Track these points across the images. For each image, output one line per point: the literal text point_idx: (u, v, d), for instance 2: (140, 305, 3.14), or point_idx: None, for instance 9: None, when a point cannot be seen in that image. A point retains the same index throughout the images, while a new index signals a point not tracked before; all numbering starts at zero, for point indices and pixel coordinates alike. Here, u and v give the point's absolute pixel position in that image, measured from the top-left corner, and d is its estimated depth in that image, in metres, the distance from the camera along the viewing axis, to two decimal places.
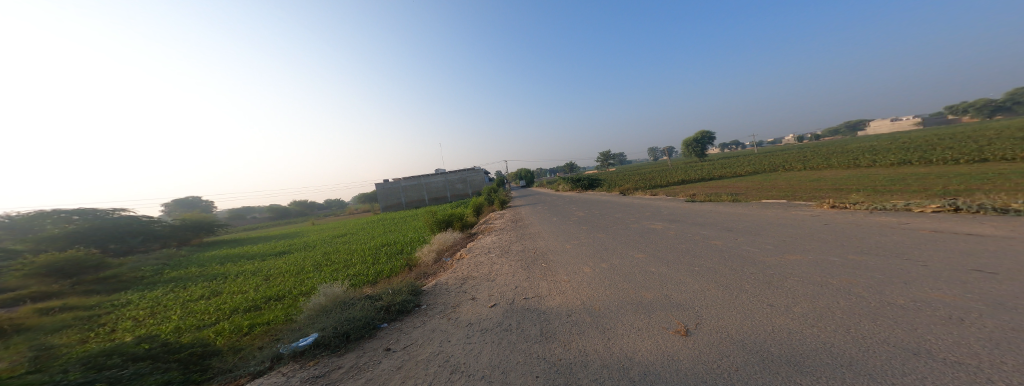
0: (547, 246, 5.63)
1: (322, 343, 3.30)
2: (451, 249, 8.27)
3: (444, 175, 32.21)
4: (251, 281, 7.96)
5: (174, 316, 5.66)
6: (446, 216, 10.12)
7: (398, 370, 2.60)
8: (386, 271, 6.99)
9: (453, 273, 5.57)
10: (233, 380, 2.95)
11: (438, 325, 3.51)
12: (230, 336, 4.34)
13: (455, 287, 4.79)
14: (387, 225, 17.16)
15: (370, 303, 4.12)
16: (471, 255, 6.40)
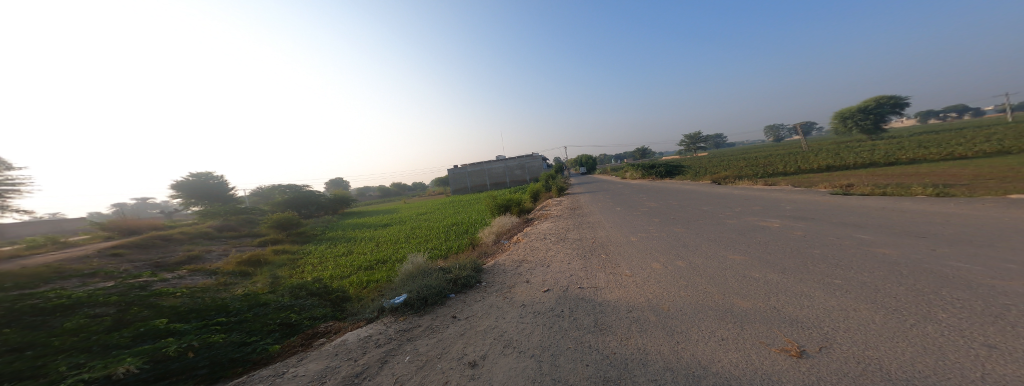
0: (608, 237, 5.41)
1: (410, 303, 3.76)
2: (509, 232, 8.49)
3: (505, 161, 33.19)
4: (368, 244, 9.82)
5: (330, 264, 7.60)
6: (506, 201, 10.48)
7: (460, 336, 2.85)
8: (455, 248, 7.62)
9: (509, 255, 5.77)
10: (353, 322, 3.65)
11: (495, 302, 3.67)
12: (356, 287, 5.39)
13: (511, 269, 4.93)
14: (452, 206, 18.51)
15: (442, 275, 4.52)
16: (527, 239, 6.52)
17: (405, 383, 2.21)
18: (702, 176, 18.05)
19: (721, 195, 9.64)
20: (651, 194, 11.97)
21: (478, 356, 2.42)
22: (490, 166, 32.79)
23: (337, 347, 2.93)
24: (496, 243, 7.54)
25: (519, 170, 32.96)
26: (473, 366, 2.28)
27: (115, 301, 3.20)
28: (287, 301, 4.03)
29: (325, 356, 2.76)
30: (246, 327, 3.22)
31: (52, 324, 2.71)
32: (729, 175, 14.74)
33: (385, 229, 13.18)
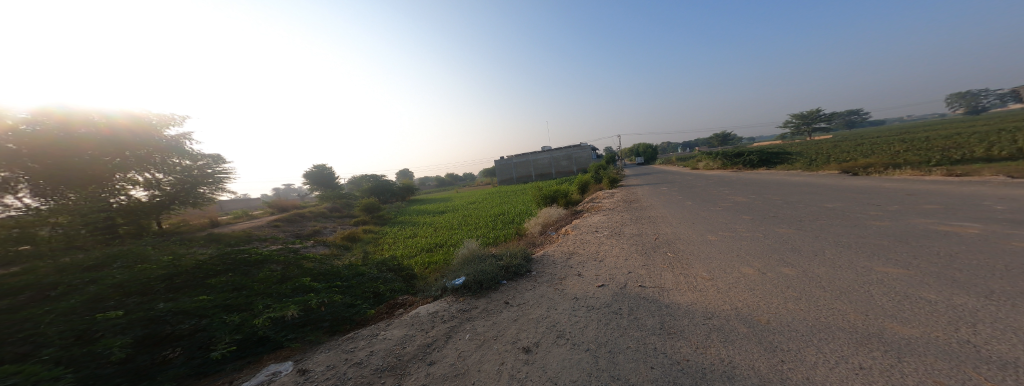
0: (675, 235, 4.95)
1: (468, 286, 4.06)
2: (557, 223, 8.38)
3: (550, 151, 32.78)
4: (425, 228, 10.76)
5: (395, 244, 8.60)
6: (553, 192, 10.34)
7: (515, 321, 2.95)
8: (503, 237, 7.86)
9: (558, 247, 5.71)
10: (422, 298, 4.15)
11: (550, 292, 3.63)
12: (419, 267, 5.98)
13: (561, 261, 4.88)
14: (500, 197, 18.89)
15: (495, 261, 4.72)
16: (576, 232, 6.36)
17: (467, 358, 2.40)
18: (808, 168, 14.91)
19: (847, 190, 7.82)
20: (726, 188, 10.61)
21: (531, 343, 2.47)
22: (537, 158, 32.65)
23: (412, 318, 3.38)
24: (544, 234, 7.54)
25: (565, 161, 32.30)
26: (529, 352, 2.33)
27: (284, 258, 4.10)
28: (373, 274, 4.71)
29: (403, 325, 3.21)
30: (352, 291, 4.00)
31: (253, 273, 3.54)
32: (865, 164, 11.57)
33: (440, 216, 14.10)
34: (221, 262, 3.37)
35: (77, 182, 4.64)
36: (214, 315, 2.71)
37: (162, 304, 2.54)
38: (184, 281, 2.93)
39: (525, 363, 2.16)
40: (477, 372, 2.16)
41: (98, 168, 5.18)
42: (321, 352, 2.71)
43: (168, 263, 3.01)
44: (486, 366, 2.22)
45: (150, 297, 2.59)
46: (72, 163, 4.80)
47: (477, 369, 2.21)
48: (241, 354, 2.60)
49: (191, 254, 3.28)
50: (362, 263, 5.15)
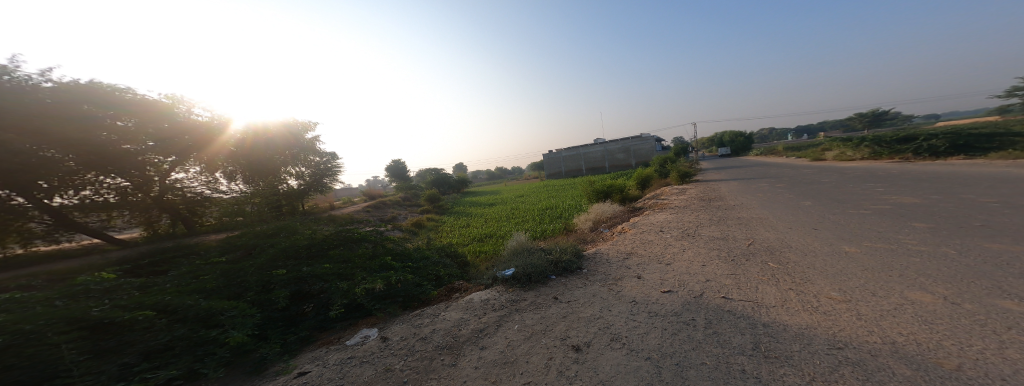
0: (776, 242, 4.11)
1: (516, 277, 4.18)
2: (611, 219, 7.96)
3: (605, 144, 31.33)
4: (478, 219, 11.23)
5: (452, 232, 9.22)
6: (607, 187, 9.85)
7: (564, 318, 2.98)
8: (550, 231, 7.79)
9: (614, 245, 5.38)
10: (474, 285, 4.42)
11: (605, 293, 3.46)
12: (472, 254, 6.30)
13: (616, 260, 4.60)
14: (552, 190, 18.56)
15: (544, 255, 4.69)
16: (636, 231, 5.92)
17: (515, 348, 2.53)
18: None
19: None
20: (875, 185, 8.09)
21: (582, 341, 2.43)
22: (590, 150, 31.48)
23: (466, 303, 3.67)
24: (596, 230, 7.23)
25: (622, 154, 30.53)
26: (580, 351, 2.29)
27: (372, 237, 4.79)
28: (434, 258, 4.99)
29: (458, 309, 3.50)
30: (419, 273, 4.43)
31: (355, 248, 4.48)
32: None
33: (491, 208, 14.45)
34: (336, 238, 4.41)
35: (259, 175, 7.12)
36: (332, 281, 3.69)
37: (307, 267, 3.77)
38: (318, 249, 4.14)
39: (575, 361, 2.14)
40: (525, 364, 2.25)
41: (265, 162, 7.64)
42: (396, 324, 3.25)
43: (310, 235, 4.25)
44: (533, 359, 2.30)
45: (300, 261, 3.87)
46: (259, 157, 7.48)
47: (525, 360, 2.31)
48: (345, 316, 3.48)
49: (315, 231, 4.38)
50: (430, 246, 5.57)
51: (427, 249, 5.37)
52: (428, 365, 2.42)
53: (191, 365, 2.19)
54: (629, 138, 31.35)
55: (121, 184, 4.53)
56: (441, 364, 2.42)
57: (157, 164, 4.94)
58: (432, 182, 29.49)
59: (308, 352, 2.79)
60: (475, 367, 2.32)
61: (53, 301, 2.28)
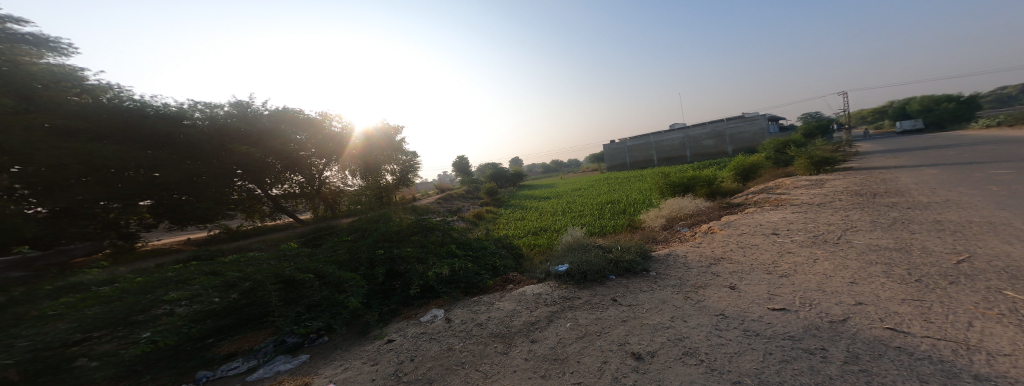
0: (1019, 262, 2.67)
1: (571, 274, 3.95)
2: (689, 217, 6.99)
3: (685, 130, 27.43)
4: (533, 212, 11.02)
5: (511, 223, 9.23)
6: (687, 180, 8.78)
7: (623, 322, 2.74)
8: (610, 227, 7.25)
9: (696, 248, 4.66)
10: (526, 278, 4.28)
11: (678, 302, 2.98)
12: (526, 246, 6.15)
13: (697, 265, 3.97)
14: (617, 183, 17.32)
15: (602, 253, 4.34)
16: (728, 233, 4.99)
17: (567, 346, 2.48)
18: None
19: None
20: None
21: (645, 350, 2.22)
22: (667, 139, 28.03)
23: (519, 295, 3.61)
24: (672, 229, 6.44)
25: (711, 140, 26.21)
26: (642, 362, 2.07)
27: (446, 227, 4.93)
28: (490, 248, 4.92)
29: (511, 300, 3.48)
30: (478, 261, 4.43)
31: (430, 234, 4.60)
32: None
33: (545, 201, 14.09)
34: (416, 226, 4.63)
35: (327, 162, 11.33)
36: (412, 263, 3.88)
37: (397, 250, 4.06)
38: (405, 234, 4.42)
39: (634, 369, 1.98)
40: (576, 363, 2.19)
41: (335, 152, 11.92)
42: (457, 308, 3.41)
43: (403, 224, 4.60)
44: (586, 360, 2.22)
45: (393, 243, 4.23)
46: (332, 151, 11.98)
47: (576, 360, 2.24)
48: (423, 297, 3.74)
49: (403, 220, 4.70)
50: (496, 238, 5.49)
51: (490, 241, 5.30)
52: (482, 351, 2.58)
53: (329, 320, 3.06)
54: (721, 122, 26.44)
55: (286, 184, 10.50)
56: (494, 351, 2.55)
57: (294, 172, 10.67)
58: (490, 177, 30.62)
59: (395, 323, 3.21)
60: (525, 359, 2.37)
61: (271, 261, 3.52)
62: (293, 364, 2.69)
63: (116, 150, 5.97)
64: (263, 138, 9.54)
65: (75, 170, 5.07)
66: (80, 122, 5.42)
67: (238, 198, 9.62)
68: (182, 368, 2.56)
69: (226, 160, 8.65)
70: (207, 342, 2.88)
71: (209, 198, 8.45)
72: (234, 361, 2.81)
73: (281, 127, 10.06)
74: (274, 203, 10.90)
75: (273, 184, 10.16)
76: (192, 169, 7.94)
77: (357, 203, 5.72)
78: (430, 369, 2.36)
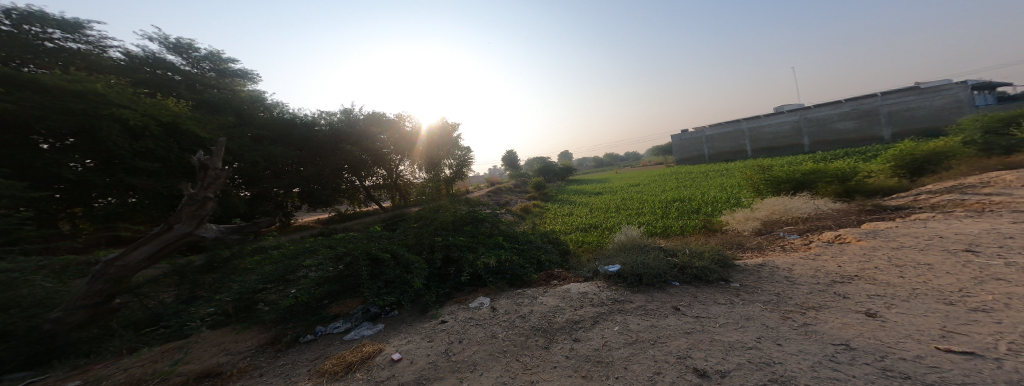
0: None
1: (623, 276, 3.54)
2: (797, 222, 5.64)
3: (806, 111, 21.49)
4: (582, 208, 10.28)
5: (561, 219, 8.73)
6: (802, 176, 7.26)
7: (686, 334, 2.27)
8: (678, 227, 6.33)
9: (804, 264, 3.67)
10: (573, 276, 3.98)
11: (772, 322, 2.34)
12: (575, 243, 5.70)
13: (802, 283, 3.12)
14: (691, 178, 15.32)
15: (664, 256, 3.79)
16: (858, 250, 3.80)
17: (613, 349, 2.20)
18: None
19: None
20: None
21: (711, 366, 1.80)
22: (771, 124, 22.90)
23: (564, 292, 3.33)
24: (772, 235, 5.28)
25: (853, 121, 19.66)
26: (706, 380, 1.67)
27: (498, 220, 4.85)
28: (537, 242, 4.66)
29: (555, 296, 3.24)
30: (525, 254, 4.25)
31: (481, 225, 4.60)
32: None
33: (597, 197, 13.24)
34: (469, 216, 4.66)
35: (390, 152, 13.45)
36: (462, 251, 3.92)
37: (450, 237, 4.14)
38: (457, 223, 4.48)
39: None
40: (623, 369, 1.92)
41: (400, 143, 13.94)
42: (502, 298, 3.31)
43: (459, 213, 4.65)
44: (635, 367, 1.93)
45: (450, 231, 4.32)
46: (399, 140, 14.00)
47: (623, 366, 1.96)
48: (473, 285, 3.73)
49: (460, 209, 4.77)
50: (551, 234, 5.17)
51: (543, 237, 5.00)
52: (523, 342, 2.45)
53: (399, 297, 3.26)
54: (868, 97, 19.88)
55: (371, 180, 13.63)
56: (535, 345, 2.40)
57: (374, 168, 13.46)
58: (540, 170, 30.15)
59: (449, 306, 3.25)
60: (566, 357, 2.18)
61: (364, 240, 4.03)
62: (372, 331, 2.97)
63: (280, 150, 9.95)
64: (355, 141, 12.62)
65: (262, 166, 9.21)
66: (263, 132, 10.14)
67: (346, 187, 12.78)
68: (309, 321, 3.27)
69: (337, 158, 12.13)
70: (324, 303, 3.54)
71: (328, 188, 11.86)
72: (338, 320, 3.37)
73: (371, 129, 13.04)
74: (367, 192, 13.78)
75: (366, 176, 13.34)
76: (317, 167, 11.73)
77: (421, 195, 6.13)
78: (475, 353, 2.34)
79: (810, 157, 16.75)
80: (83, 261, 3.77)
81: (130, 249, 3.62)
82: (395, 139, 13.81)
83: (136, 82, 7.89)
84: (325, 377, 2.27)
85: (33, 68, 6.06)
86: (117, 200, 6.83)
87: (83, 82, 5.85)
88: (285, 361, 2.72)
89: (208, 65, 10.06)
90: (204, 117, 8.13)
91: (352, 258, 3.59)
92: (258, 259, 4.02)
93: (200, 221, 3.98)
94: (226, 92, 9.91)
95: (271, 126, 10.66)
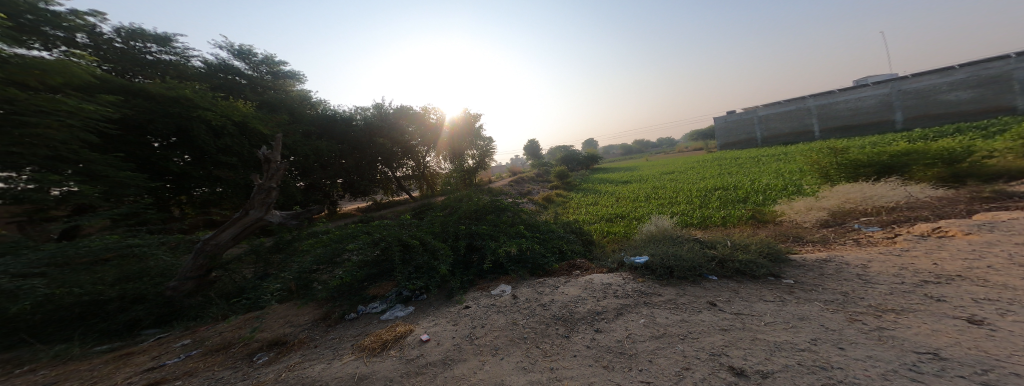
0: None
1: (651, 268, 3.34)
2: (871, 213, 4.86)
3: (900, 82, 18.16)
4: (607, 197, 9.85)
5: (585, 208, 8.45)
6: (893, 159, 6.18)
7: (723, 331, 2.09)
8: (717, 218, 5.79)
9: (876, 261, 3.18)
10: (598, 266, 3.86)
11: (834, 324, 2.05)
12: (600, 233, 5.49)
13: (869, 283, 2.70)
14: (739, 163, 13.90)
15: (701, 249, 3.52)
16: (957, 247, 3.18)
17: (637, 342, 2.10)
18: None
19: None
20: None
21: (749, 365, 1.64)
22: (850, 99, 19.73)
23: (586, 283, 3.25)
24: (844, 227, 4.58)
25: (968, 91, 16.10)
26: (744, 380, 1.52)
27: (520, 209, 4.84)
28: (559, 232, 4.58)
29: (576, 286, 3.18)
30: (548, 244, 4.20)
31: (503, 214, 4.63)
32: None
33: (623, 185, 12.57)
34: (492, 205, 4.69)
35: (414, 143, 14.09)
36: (485, 239, 4.00)
37: (474, 226, 4.24)
38: (481, 212, 4.55)
39: None
40: (647, 362, 1.83)
41: (427, 134, 14.45)
42: (523, 287, 3.32)
43: (483, 202, 4.70)
44: (660, 361, 1.82)
45: (473, 220, 4.41)
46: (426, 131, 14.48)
47: (648, 358, 1.87)
48: (496, 273, 3.79)
49: (483, 199, 4.83)
50: (574, 224, 5.04)
51: (566, 227, 4.90)
52: (544, 330, 2.44)
53: (427, 282, 3.43)
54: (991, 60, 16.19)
55: (401, 171, 14.36)
56: (555, 333, 2.38)
57: (403, 160, 14.11)
58: (563, 159, 29.30)
59: (473, 293, 3.34)
60: (587, 347, 2.13)
61: (395, 226, 4.27)
62: (404, 313, 3.18)
63: (326, 144, 10.86)
64: (388, 134, 13.30)
65: (311, 159, 10.16)
66: (310, 128, 11.09)
67: (381, 178, 13.60)
68: (351, 301, 3.58)
69: (373, 150, 12.91)
70: (364, 285, 3.85)
71: (366, 178, 12.73)
72: (375, 301, 3.65)
73: (400, 122, 13.66)
74: (399, 182, 14.54)
75: (396, 167, 13.97)
76: (355, 159, 12.60)
77: (446, 185, 6.30)
78: (496, 338, 2.38)
79: (901, 136, 14.14)
80: (176, 243, 4.49)
81: (220, 231, 4.13)
82: (422, 132, 14.28)
83: (212, 87, 9.02)
84: (364, 352, 2.47)
85: (140, 79, 7.28)
86: (208, 190, 7.86)
87: (175, 89, 6.87)
88: (333, 336, 3.02)
89: (265, 69, 11.12)
90: (266, 116, 9.05)
91: (386, 244, 3.84)
92: (311, 244, 4.42)
93: (268, 207, 4.35)
94: (281, 92, 10.92)
95: (315, 123, 11.63)
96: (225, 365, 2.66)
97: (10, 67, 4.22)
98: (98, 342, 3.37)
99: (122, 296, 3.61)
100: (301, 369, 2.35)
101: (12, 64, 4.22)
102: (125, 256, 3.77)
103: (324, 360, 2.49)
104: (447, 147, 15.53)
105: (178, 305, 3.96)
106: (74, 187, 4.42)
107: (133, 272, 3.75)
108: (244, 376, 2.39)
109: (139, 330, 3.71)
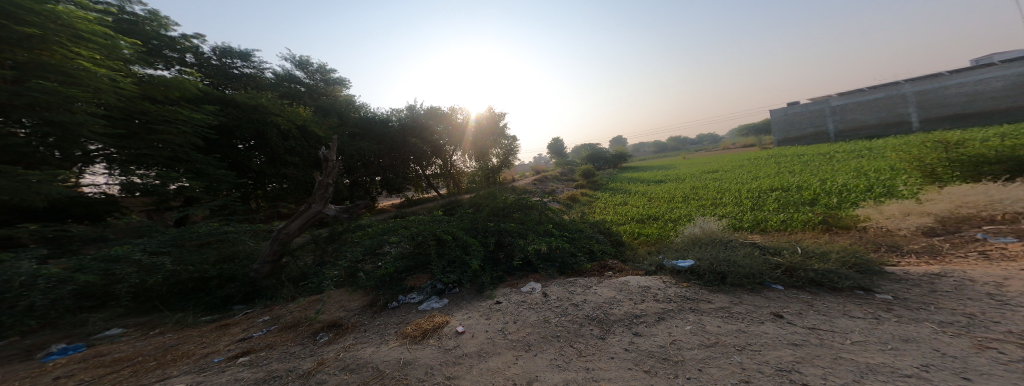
0: None
1: (698, 273, 3.09)
2: (992, 220, 3.95)
3: None
4: (638, 198, 9.26)
5: (616, 209, 8.04)
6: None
7: (793, 346, 1.84)
8: (770, 223, 5.14)
9: (1008, 279, 2.56)
10: (634, 269, 3.66)
11: (953, 350, 1.67)
12: (631, 235, 5.20)
13: (993, 306, 2.18)
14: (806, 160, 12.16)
15: (761, 255, 3.16)
16: None
17: (684, 349, 1.94)
18: None
19: None
20: None
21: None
22: (966, 82, 16.14)
23: (622, 284, 3.10)
24: (959, 237, 3.76)
25: None
26: None
27: (547, 208, 4.78)
28: (589, 232, 4.43)
29: (611, 287, 3.05)
30: (579, 243, 4.09)
31: (531, 211, 4.62)
32: None
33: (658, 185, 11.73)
34: (519, 203, 4.69)
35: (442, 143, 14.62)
36: (516, 236, 4.02)
37: (503, 224, 4.27)
38: (510, 210, 4.57)
39: None
40: (697, 371, 1.69)
41: (453, 134, 14.88)
42: (555, 285, 3.27)
43: (511, 201, 4.72)
44: (713, 371, 1.67)
45: (502, 218, 4.45)
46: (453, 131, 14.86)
47: (698, 367, 1.72)
48: (525, 271, 3.79)
49: (512, 197, 4.87)
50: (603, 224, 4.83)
51: (597, 228, 4.71)
52: (578, 330, 2.38)
53: (460, 276, 3.54)
54: None
55: (431, 169, 15.06)
56: (590, 334, 2.30)
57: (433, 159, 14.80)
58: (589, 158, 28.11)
59: (503, 289, 3.38)
60: (626, 350, 2.03)
61: (431, 221, 4.48)
62: (439, 305, 3.32)
63: (370, 145, 11.78)
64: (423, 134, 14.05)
65: (353, 158, 11.14)
66: (356, 130, 12.13)
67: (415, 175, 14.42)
68: (393, 290, 3.84)
69: (406, 149, 13.69)
70: (406, 276, 4.09)
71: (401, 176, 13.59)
72: (412, 292, 3.87)
73: (431, 122, 14.22)
74: (433, 180, 15.23)
75: (427, 165, 14.71)
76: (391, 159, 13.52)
77: (472, 183, 6.46)
78: (529, 335, 2.38)
79: None
80: (253, 232, 5.19)
81: (288, 221, 4.64)
82: (450, 132, 14.77)
83: (280, 95, 10.27)
84: (408, 339, 2.62)
85: (230, 90, 8.52)
86: (279, 185, 8.86)
87: (254, 97, 7.94)
88: (379, 322, 3.26)
89: (320, 76, 12.37)
90: (320, 120, 10.07)
91: (422, 238, 4.04)
92: (359, 237, 4.74)
93: (325, 201, 4.79)
94: (331, 97, 12.08)
95: (360, 124, 12.66)
96: (295, 341, 3.02)
97: (145, 85, 5.35)
98: (202, 312, 4.05)
99: (219, 275, 4.27)
100: (355, 350, 2.56)
101: (145, 82, 5.34)
102: (221, 241, 4.58)
103: (373, 344, 2.68)
104: (474, 146, 15.83)
105: (259, 285, 4.55)
106: (186, 183, 5.32)
107: (226, 254, 4.45)
108: (311, 352, 2.68)
109: (230, 305, 4.37)
